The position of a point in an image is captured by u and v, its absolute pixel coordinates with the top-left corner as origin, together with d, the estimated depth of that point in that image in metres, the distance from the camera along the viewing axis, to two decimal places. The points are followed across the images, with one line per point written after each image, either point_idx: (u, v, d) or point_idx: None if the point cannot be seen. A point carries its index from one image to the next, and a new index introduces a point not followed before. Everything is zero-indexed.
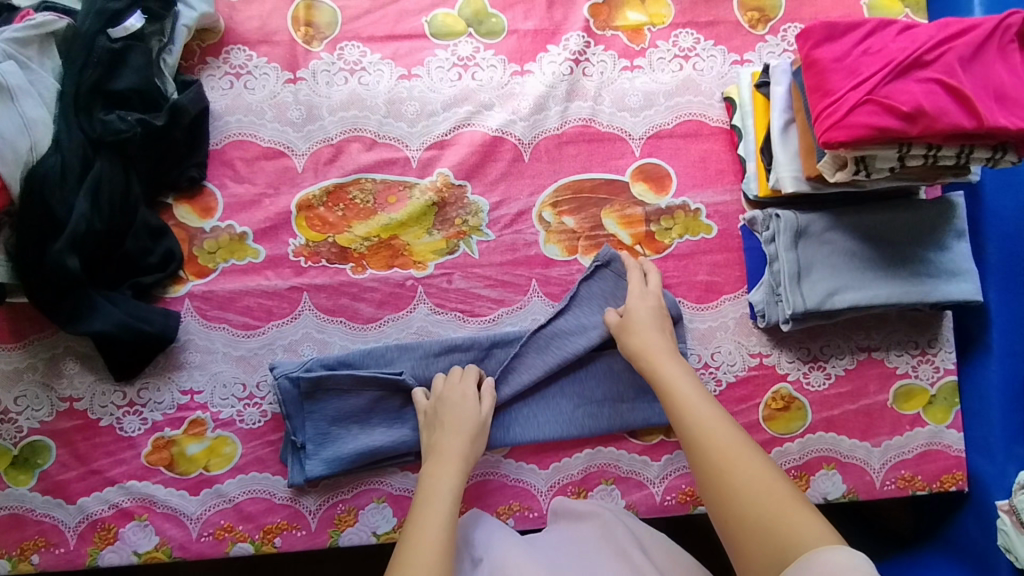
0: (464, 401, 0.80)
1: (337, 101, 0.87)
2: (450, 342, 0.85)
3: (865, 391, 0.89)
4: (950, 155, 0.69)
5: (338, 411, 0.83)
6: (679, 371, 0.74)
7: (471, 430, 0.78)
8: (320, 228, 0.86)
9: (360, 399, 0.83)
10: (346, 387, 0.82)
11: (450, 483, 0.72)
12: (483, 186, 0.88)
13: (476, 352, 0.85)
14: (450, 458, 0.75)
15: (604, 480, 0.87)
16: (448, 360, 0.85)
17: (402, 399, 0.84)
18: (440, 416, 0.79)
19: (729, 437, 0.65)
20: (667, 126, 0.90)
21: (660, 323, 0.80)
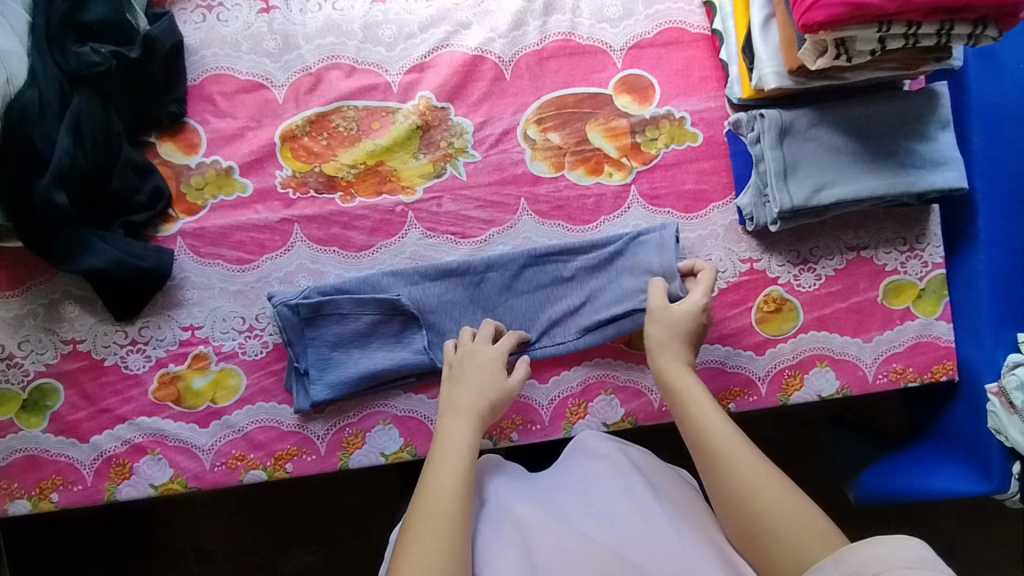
0: (490, 359, 0.80)
1: (312, 28, 0.86)
2: (446, 265, 0.86)
3: (856, 289, 0.91)
4: (930, 34, 0.69)
5: (338, 336, 0.85)
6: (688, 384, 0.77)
7: (493, 395, 0.77)
8: (306, 159, 0.86)
9: (359, 322, 0.85)
10: (344, 312, 0.84)
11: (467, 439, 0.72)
12: (466, 108, 0.88)
13: (471, 274, 0.87)
14: (465, 414, 0.75)
15: (604, 391, 0.89)
16: (443, 284, 0.87)
17: (401, 323, 0.86)
18: (463, 373, 0.79)
19: (749, 459, 0.69)
20: (647, 36, 0.89)
21: (687, 334, 0.80)
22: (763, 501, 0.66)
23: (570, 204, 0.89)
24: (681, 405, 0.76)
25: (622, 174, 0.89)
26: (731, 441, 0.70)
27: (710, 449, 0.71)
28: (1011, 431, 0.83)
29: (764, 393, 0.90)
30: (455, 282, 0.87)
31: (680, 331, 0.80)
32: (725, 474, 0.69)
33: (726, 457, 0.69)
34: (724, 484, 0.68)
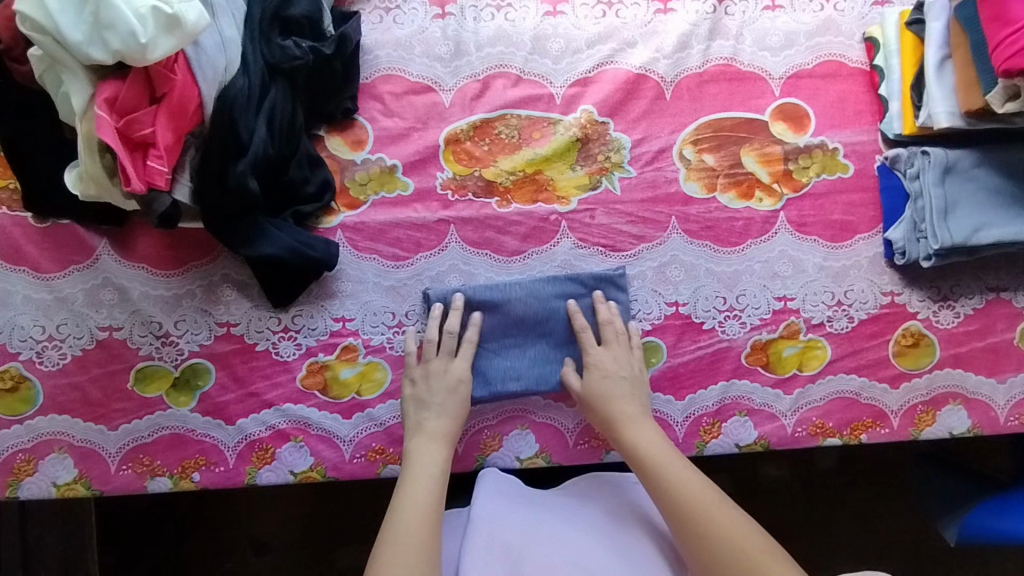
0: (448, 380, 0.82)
1: (484, 37, 0.89)
2: (475, 300, 0.86)
3: (992, 329, 0.91)
4: None
5: (481, 340, 0.87)
6: (652, 436, 0.79)
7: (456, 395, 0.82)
8: (467, 162, 0.88)
9: (504, 328, 0.87)
10: (491, 316, 0.86)
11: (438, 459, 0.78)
12: (626, 124, 0.89)
13: (501, 305, 0.86)
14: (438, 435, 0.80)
15: (739, 412, 0.89)
16: (482, 315, 0.86)
17: (543, 330, 0.87)
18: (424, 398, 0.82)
19: (697, 492, 0.74)
20: (806, 66, 0.90)
21: (622, 392, 0.82)
22: (711, 526, 0.71)
23: (719, 225, 0.90)
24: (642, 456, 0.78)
25: (772, 200, 0.90)
26: (697, 487, 0.74)
27: (666, 488, 0.75)
28: None
29: (896, 427, 0.90)
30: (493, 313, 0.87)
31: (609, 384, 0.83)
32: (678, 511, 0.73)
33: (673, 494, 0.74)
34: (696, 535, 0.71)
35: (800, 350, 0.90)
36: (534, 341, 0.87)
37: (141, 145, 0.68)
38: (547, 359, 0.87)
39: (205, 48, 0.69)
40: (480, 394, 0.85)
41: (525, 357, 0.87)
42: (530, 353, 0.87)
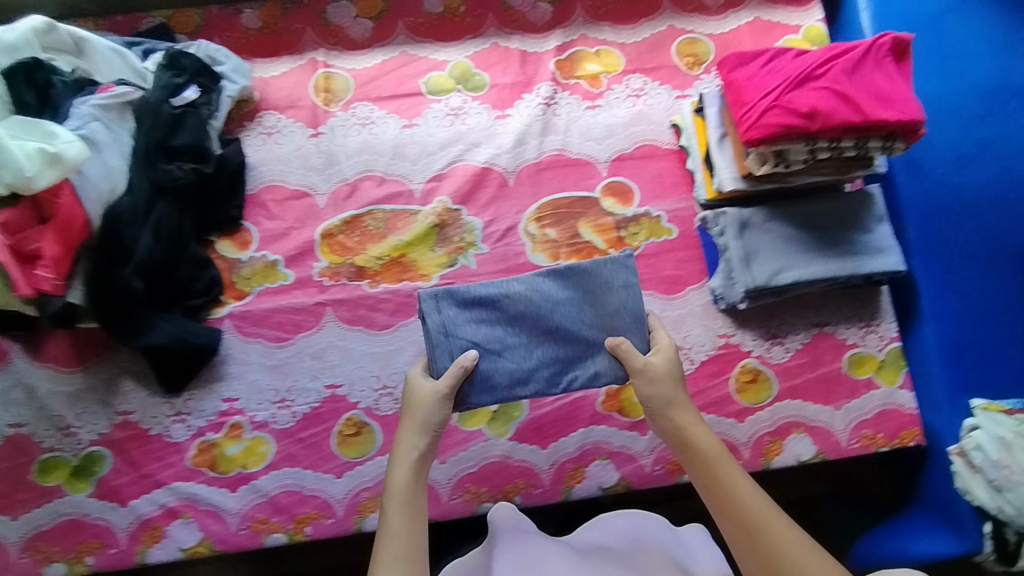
0: (427, 390, 0.81)
1: (351, 148, 1.05)
2: (472, 298, 0.85)
3: (822, 361, 1.02)
4: (851, 146, 0.86)
5: (480, 338, 0.84)
6: (709, 440, 0.77)
7: (424, 402, 0.81)
8: (340, 252, 1.01)
9: (519, 326, 0.85)
10: (511, 312, 0.85)
11: (405, 468, 0.76)
12: (476, 209, 1.04)
13: (498, 304, 0.85)
14: (405, 445, 0.79)
15: (600, 455, 0.98)
16: (479, 314, 0.85)
17: (550, 324, 0.85)
18: (407, 410, 0.81)
19: (761, 504, 0.71)
20: (626, 151, 1.07)
21: (674, 396, 0.81)
22: (772, 539, 0.68)
23: None
24: (697, 457, 0.77)
25: None
26: (753, 496, 0.72)
27: (724, 495, 0.73)
28: (976, 490, 0.92)
29: (747, 458, 0.98)
30: (489, 310, 0.85)
31: (673, 375, 0.82)
32: (752, 534, 0.70)
33: (745, 513, 0.71)
34: (751, 541, 0.69)
35: None
36: (540, 341, 0.86)
37: (32, 259, 0.81)
38: (556, 360, 0.86)
39: (91, 177, 0.85)
40: (486, 399, 0.84)
41: (534, 360, 0.85)
42: (539, 354, 0.85)
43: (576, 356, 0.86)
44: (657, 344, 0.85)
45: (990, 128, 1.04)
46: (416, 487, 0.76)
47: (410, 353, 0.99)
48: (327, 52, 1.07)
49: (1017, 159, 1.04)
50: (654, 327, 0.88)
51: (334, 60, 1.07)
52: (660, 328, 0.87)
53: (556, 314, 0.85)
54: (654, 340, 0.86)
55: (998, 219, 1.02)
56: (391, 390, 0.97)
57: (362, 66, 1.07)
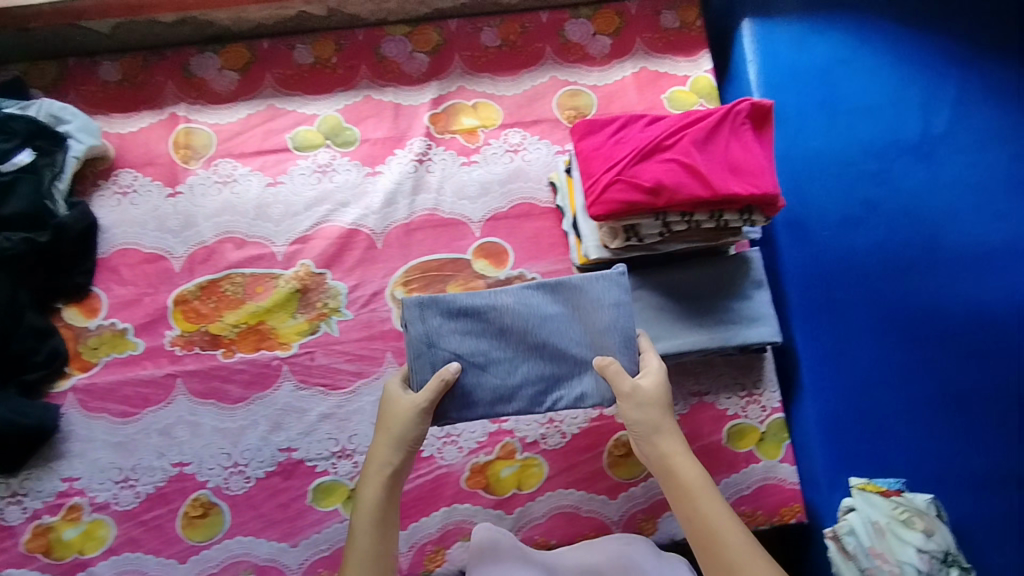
0: (405, 406, 0.79)
1: (210, 209, 1.00)
2: (462, 307, 0.80)
3: (700, 434, 0.97)
4: (706, 219, 0.81)
5: (460, 350, 0.81)
6: (690, 464, 0.78)
7: (406, 422, 0.79)
8: (194, 319, 0.97)
9: (498, 338, 0.81)
10: (487, 323, 0.81)
11: (377, 492, 0.78)
12: (341, 273, 0.99)
13: (488, 315, 0.81)
14: (382, 467, 0.79)
15: (462, 536, 0.93)
16: (465, 324, 0.81)
17: (530, 340, 0.81)
18: (383, 424, 0.81)
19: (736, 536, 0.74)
20: (501, 210, 1.02)
21: (656, 419, 0.80)
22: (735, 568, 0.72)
23: None
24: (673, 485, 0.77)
25: None
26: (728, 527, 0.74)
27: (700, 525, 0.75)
28: None
29: None
30: (473, 321, 0.81)
31: (660, 400, 0.80)
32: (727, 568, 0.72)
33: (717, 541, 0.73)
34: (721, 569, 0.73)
35: (518, 470, 0.95)
36: (526, 355, 0.82)
37: None
38: (541, 377, 0.82)
39: None
40: (483, 410, 0.82)
41: (517, 376, 0.81)
42: (525, 370, 0.81)
43: (561, 373, 0.82)
44: (646, 360, 0.83)
45: (878, 188, 1.00)
46: (386, 511, 0.78)
47: (264, 428, 0.94)
48: (189, 106, 1.04)
49: (905, 220, 1.00)
50: (643, 345, 0.85)
51: (197, 115, 1.03)
52: (650, 350, 0.84)
53: (547, 326, 0.81)
54: (644, 360, 0.84)
55: (884, 285, 0.99)
56: (242, 468, 0.93)
57: (226, 121, 1.03)
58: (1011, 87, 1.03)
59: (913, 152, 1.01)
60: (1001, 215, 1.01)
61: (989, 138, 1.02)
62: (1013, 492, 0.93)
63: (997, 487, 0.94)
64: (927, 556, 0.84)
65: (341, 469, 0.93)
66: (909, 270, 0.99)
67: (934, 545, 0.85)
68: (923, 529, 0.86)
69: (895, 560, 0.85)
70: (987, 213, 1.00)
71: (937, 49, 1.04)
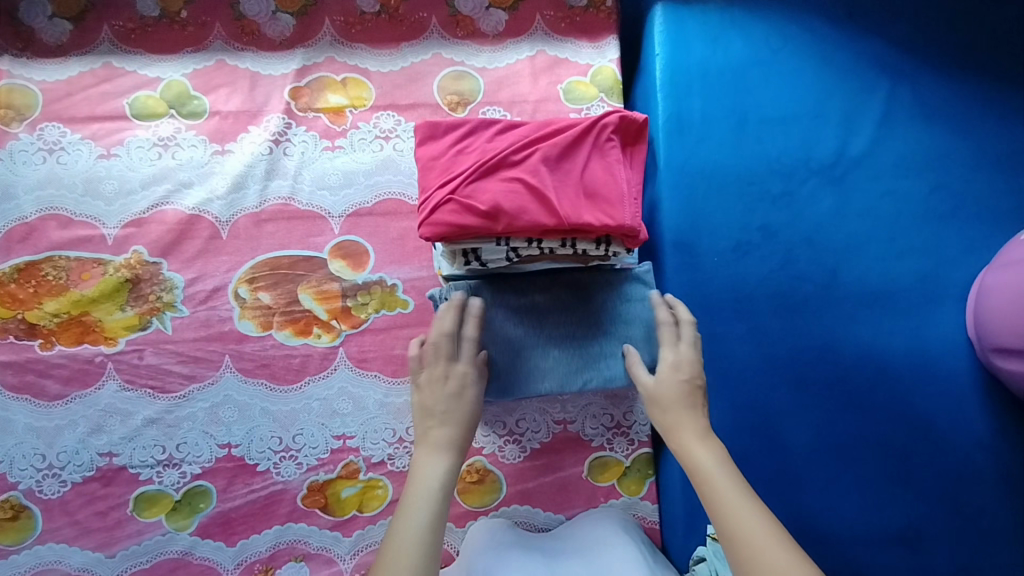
0: (441, 388, 0.73)
1: (33, 180, 0.89)
2: (498, 294, 0.82)
3: (561, 464, 0.91)
4: (557, 245, 0.71)
5: (504, 333, 0.81)
6: (713, 456, 0.68)
7: (448, 404, 0.72)
8: (9, 305, 0.87)
9: (549, 323, 0.82)
10: (527, 310, 0.82)
11: (433, 470, 0.68)
12: (179, 263, 0.90)
13: (524, 302, 0.82)
14: (433, 446, 0.70)
15: (293, 557, 0.87)
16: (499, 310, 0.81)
17: (570, 327, 0.83)
18: (423, 406, 0.73)
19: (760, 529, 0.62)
20: (365, 205, 0.92)
21: (686, 402, 0.73)
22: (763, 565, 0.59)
23: (274, 364, 0.89)
24: (698, 478, 0.67)
25: (330, 336, 0.90)
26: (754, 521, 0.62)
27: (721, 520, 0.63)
28: None
29: None
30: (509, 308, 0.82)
31: (687, 378, 0.74)
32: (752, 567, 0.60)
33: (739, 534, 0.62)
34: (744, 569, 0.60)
35: (360, 491, 0.88)
36: (558, 343, 0.82)
37: None
38: (570, 362, 0.82)
39: None
40: (513, 391, 0.81)
41: (549, 358, 0.82)
42: (555, 354, 0.82)
43: (591, 358, 0.82)
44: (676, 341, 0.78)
45: (780, 212, 0.90)
46: (437, 496, 0.66)
47: (82, 430, 0.86)
48: (13, 59, 0.90)
49: (805, 249, 0.90)
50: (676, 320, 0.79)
51: (21, 69, 0.90)
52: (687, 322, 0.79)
53: (577, 316, 0.83)
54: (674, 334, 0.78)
55: (771, 321, 0.89)
56: (56, 471, 0.86)
57: (56, 79, 0.91)
58: (946, 106, 0.92)
59: (823, 174, 0.91)
60: (913, 251, 0.90)
61: (912, 164, 0.91)
62: (888, 550, 0.87)
63: (869, 545, 0.87)
64: None
65: (167, 478, 0.87)
66: (802, 307, 0.90)
67: None
68: None
69: None
70: (898, 249, 0.90)
71: (868, 56, 0.92)
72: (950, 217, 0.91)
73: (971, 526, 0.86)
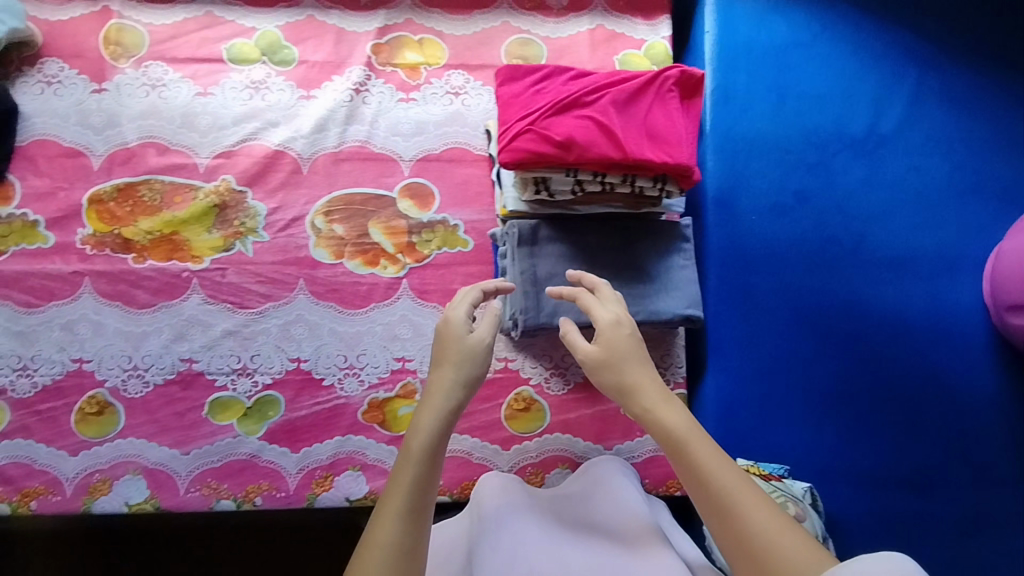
0: (456, 333, 0.76)
1: (136, 111, 0.98)
2: (554, 234, 0.90)
3: (600, 398, 0.99)
4: (618, 182, 0.81)
5: (557, 269, 0.89)
6: (675, 411, 0.70)
7: (451, 356, 0.74)
8: (107, 221, 0.96)
9: (599, 264, 0.90)
10: (581, 250, 0.90)
11: (432, 418, 0.69)
12: (263, 194, 0.99)
13: (577, 242, 0.90)
14: (437, 390, 0.72)
15: (351, 466, 0.94)
16: (555, 249, 0.90)
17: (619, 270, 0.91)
18: (440, 356, 0.75)
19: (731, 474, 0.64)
20: (434, 152, 1.01)
21: (637, 359, 0.74)
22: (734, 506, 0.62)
23: (344, 289, 0.98)
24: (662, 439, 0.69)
25: (395, 268, 0.99)
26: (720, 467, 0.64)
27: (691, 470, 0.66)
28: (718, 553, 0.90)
29: None
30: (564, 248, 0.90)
31: (628, 335, 0.75)
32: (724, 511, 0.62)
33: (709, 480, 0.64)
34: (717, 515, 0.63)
35: None
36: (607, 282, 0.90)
37: None
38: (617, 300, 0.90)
39: None
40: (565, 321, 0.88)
41: None
42: None
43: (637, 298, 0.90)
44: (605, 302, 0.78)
45: (813, 180, 1.00)
46: (425, 450, 0.68)
47: (166, 337, 0.94)
48: (125, 2, 1.00)
49: (833, 215, 1.00)
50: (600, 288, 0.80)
51: (132, 12, 1.00)
52: (604, 285, 0.80)
53: (625, 259, 0.91)
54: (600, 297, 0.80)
55: (803, 278, 0.98)
56: (140, 372, 0.94)
57: (163, 22, 1.01)
58: (966, 94, 1.02)
59: (855, 147, 1.01)
60: (931, 223, 1.00)
61: (934, 144, 1.01)
62: (899, 493, 0.94)
63: (880, 488, 0.95)
64: None
65: (240, 386, 0.95)
66: (830, 267, 0.99)
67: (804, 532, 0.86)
68: (795, 515, 0.86)
69: None
70: (919, 220, 1.00)
71: (897, 45, 1.03)
72: (969, 194, 1.01)
73: (977, 471, 0.95)
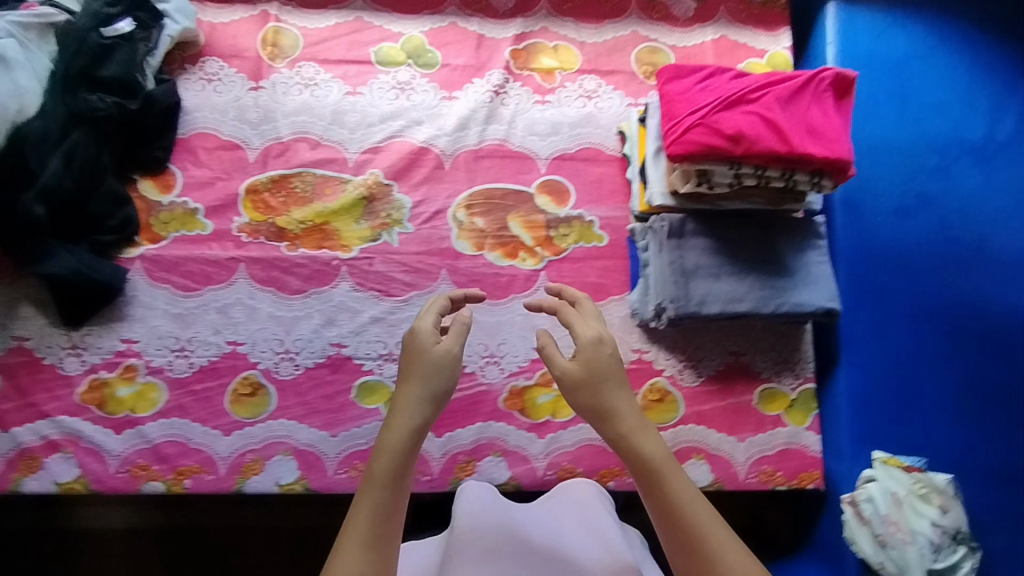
0: (435, 351, 0.70)
1: (290, 107, 1.03)
2: (698, 226, 0.94)
3: (733, 390, 1.01)
4: (777, 176, 0.84)
5: (703, 260, 0.93)
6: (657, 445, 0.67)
7: (420, 371, 0.69)
8: (262, 210, 1.00)
9: (742, 255, 0.94)
10: (724, 241, 0.94)
11: (396, 437, 0.66)
12: (408, 187, 1.03)
13: (721, 235, 0.94)
14: (403, 407, 0.68)
15: (493, 452, 0.96)
16: (699, 241, 0.94)
17: (762, 261, 0.94)
18: (406, 372, 0.70)
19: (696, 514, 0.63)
20: (569, 151, 1.06)
21: (616, 381, 0.70)
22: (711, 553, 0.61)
23: (485, 280, 1.01)
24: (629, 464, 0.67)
25: (534, 260, 1.02)
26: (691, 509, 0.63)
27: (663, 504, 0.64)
28: (861, 543, 0.90)
29: None
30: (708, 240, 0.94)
31: (608, 356, 0.71)
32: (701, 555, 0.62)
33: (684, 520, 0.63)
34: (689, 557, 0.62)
35: (554, 399, 0.99)
36: (751, 272, 0.94)
37: None
38: (762, 289, 0.93)
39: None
40: (714, 310, 0.92)
41: (744, 283, 0.93)
42: (750, 281, 0.93)
43: (781, 288, 0.94)
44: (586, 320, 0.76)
45: (936, 183, 1.04)
46: (404, 474, 0.65)
47: (317, 322, 0.98)
48: (281, 8, 1.07)
49: (957, 217, 1.03)
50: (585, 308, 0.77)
51: (288, 17, 1.07)
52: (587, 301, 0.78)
53: (766, 252, 0.95)
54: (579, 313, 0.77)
55: (930, 277, 1.01)
56: (292, 355, 0.97)
57: (315, 27, 1.07)
58: None
59: (975, 153, 1.05)
60: None
61: None
62: None
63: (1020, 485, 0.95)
64: (941, 530, 0.86)
65: (387, 371, 0.97)
66: (957, 267, 1.01)
67: (949, 522, 0.87)
68: (940, 505, 0.88)
69: (907, 529, 0.87)
70: None
71: (1014, 57, 1.07)
72: None
73: None
